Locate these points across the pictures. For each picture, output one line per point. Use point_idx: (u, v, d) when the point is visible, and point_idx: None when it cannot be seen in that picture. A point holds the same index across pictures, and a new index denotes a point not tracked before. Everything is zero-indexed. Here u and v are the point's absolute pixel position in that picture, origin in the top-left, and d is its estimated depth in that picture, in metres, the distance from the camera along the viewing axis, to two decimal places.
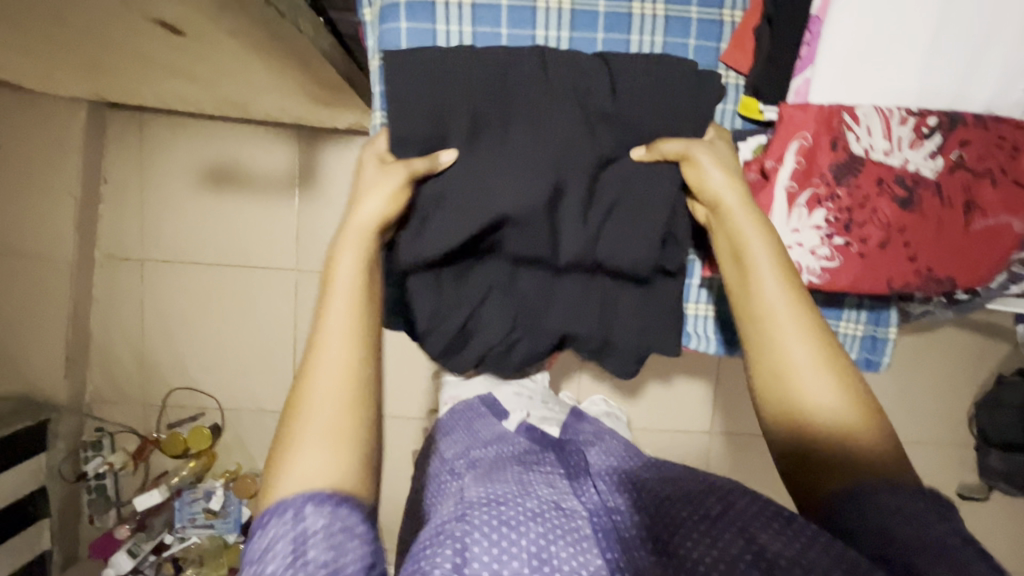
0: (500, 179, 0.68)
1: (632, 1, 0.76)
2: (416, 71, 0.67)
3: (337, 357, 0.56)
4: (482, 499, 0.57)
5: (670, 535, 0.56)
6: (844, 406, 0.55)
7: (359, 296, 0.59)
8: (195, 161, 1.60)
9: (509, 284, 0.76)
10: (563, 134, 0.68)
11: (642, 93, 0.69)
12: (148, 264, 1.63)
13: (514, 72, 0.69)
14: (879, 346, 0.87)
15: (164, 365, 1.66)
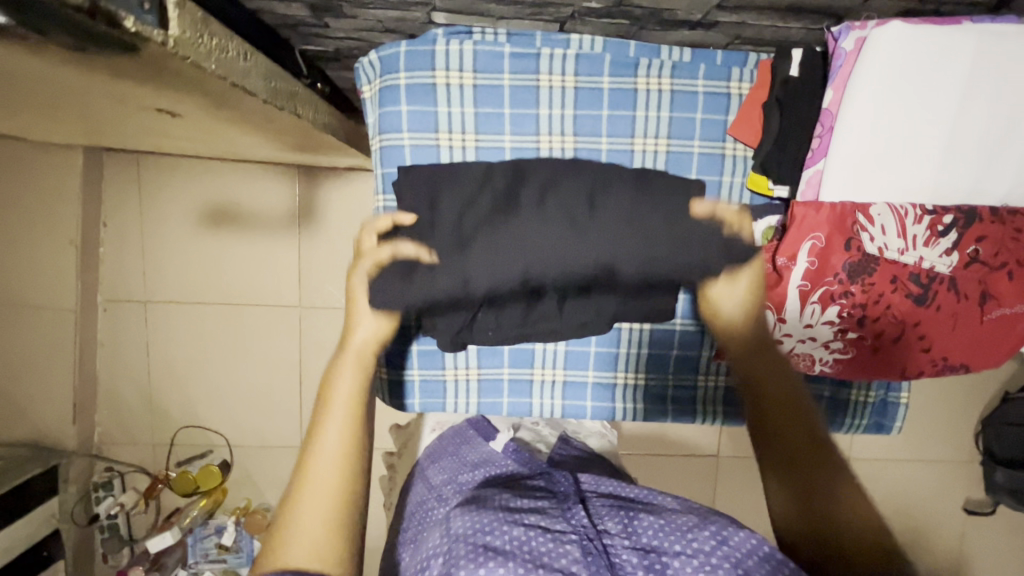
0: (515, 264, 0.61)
1: (637, 77, 0.75)
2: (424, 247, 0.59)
3: (333, 448, 0.51)
4: (471, 528, 0.55)
5: (661, 564, 0.52)
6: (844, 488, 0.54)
7: (355, 410, 0.53)
8: (195, 202, 1.60)
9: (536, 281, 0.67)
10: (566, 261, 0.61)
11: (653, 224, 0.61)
12: (152, 305, 1.63)
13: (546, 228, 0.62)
14: (892, 411, 0.86)
15: (171, 404, 1.67)
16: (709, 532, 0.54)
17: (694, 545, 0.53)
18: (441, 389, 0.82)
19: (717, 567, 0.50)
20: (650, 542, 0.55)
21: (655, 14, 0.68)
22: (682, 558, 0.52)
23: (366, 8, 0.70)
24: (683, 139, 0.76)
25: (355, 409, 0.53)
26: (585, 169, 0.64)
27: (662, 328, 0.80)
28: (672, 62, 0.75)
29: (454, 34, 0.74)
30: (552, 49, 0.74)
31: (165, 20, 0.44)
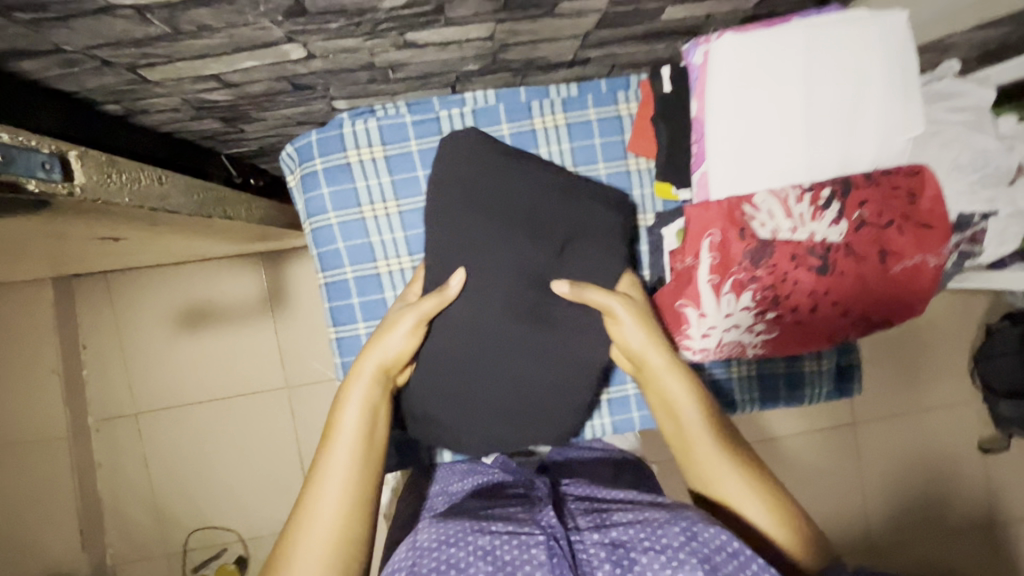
0: (514, 372, 0.72)
1: (533, 118, 0.81)
2: (458, 315, 0.71)
3: (313, 554, 0.55)
4: (436, 540, 0.57)
5: (627, 561, 0.55)
6: (772, 524, 0.59)
7: (362, 440, 0.61)
8: (168, 309, 1.63)
9: (517, 355, 0.72)
10: (558, 326, 0.72)
11: (589, 240, 0.75)
12: (143, 416, 1.64)
13: (529, 284, 0.72)
14: (850, 370, 0.89)
15: (178, 512, 1.66)
16: (677, 528, 0.54)
17: (662, 542, 0.54)
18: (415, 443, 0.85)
19: (684, 563, 0.52)
20: (619, 538, 0.57)
21: (530, 63, 0.74)
22: (650, 555, 0.54)
23: (271, 110, 0.75)
24: (589, 165, 0.82)
25: (359, 435, 0.61)
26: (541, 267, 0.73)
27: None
28: (562, 99, 0.81)
29: (359, 115, 0.80)
30: (450, 110, 0.80)
31: (70, 170, 0.49)
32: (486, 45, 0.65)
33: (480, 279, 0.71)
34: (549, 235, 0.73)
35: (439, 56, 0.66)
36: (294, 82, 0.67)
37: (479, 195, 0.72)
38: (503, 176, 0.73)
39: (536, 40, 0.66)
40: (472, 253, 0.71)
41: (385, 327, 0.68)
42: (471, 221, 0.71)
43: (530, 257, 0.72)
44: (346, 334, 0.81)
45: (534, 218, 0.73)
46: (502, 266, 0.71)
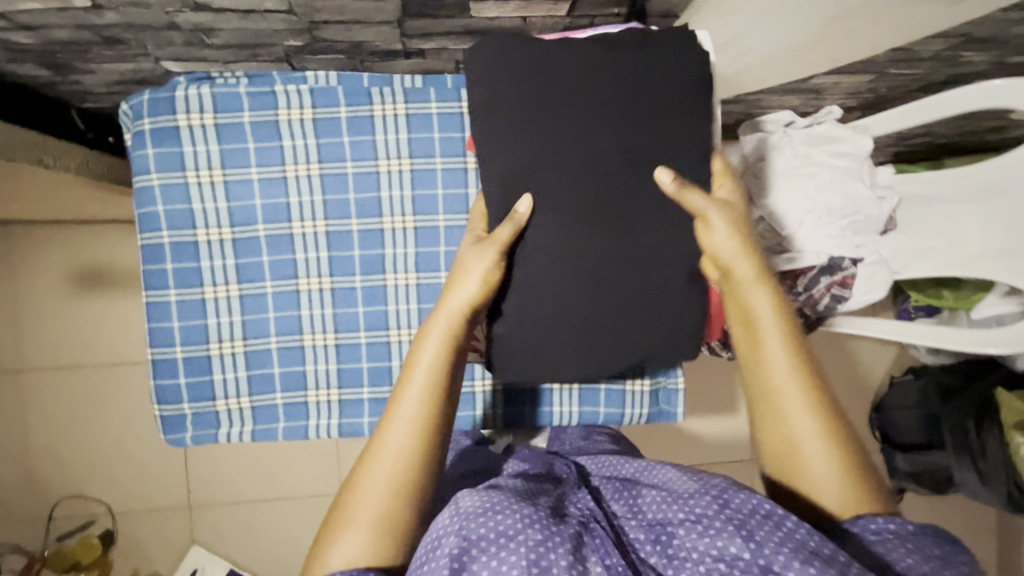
0: (584, 279, 0.67)
1: (372, 104, 0.80)
2: (559, 215, 0.65)
3: (375, 500, 0.58)
4: (479, 506, 0.58)
5: (667, 534, 0.58)
6: (833, 479, 0.60)
7: (433, 387, 0.61)
8: (62, 268, 1.58)
9: (592, 262, 0.66)
10: (655, 226, 0.67)
11: (669, 137, 0.66)
12: (22, 374, 1.58)
13: (604, 179, 0.65)
14: (671, 394, 0.90)
15: (46, 477, 1.60)
16: (711, 497, 0.58)
17: (697, 513, 0.57)
18: (213, 421, 0.81)
19: (721, 532, 0.55)
20: (654, 516, 0.60)
21: (359, 46, 0.73)
22: (685, 525, 0.57)
23: (95, 62, 0.74)
24: (425, 158, 0.82)
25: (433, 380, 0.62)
26: (610, 164, 0.65)
27: (424, 279, 0.83)
28: (405, 89, 0.81)
29: (195, 79, 0.79)
30: (288, 86, 0.79)
31: None
32: (293, 20, 0.65)
33: (552, 209, 0.65)
34: (607, 164, 0.65)
35: (247, 24, 0.66)
36: (100, 33, 0.66)
37: (547, 115, 0.64)
38: (576, 69, 0.64)
39: (347, 21, 0.66)
40: (542, 180, 0.65)
41: (460, 268, 0.65)
42: (531, 147, 0.64)
43: (610, 150, 0.65)
44: (155, 298, 0.79)
45: (590, 147, 0.65)
46: (575, 164, 0.65)
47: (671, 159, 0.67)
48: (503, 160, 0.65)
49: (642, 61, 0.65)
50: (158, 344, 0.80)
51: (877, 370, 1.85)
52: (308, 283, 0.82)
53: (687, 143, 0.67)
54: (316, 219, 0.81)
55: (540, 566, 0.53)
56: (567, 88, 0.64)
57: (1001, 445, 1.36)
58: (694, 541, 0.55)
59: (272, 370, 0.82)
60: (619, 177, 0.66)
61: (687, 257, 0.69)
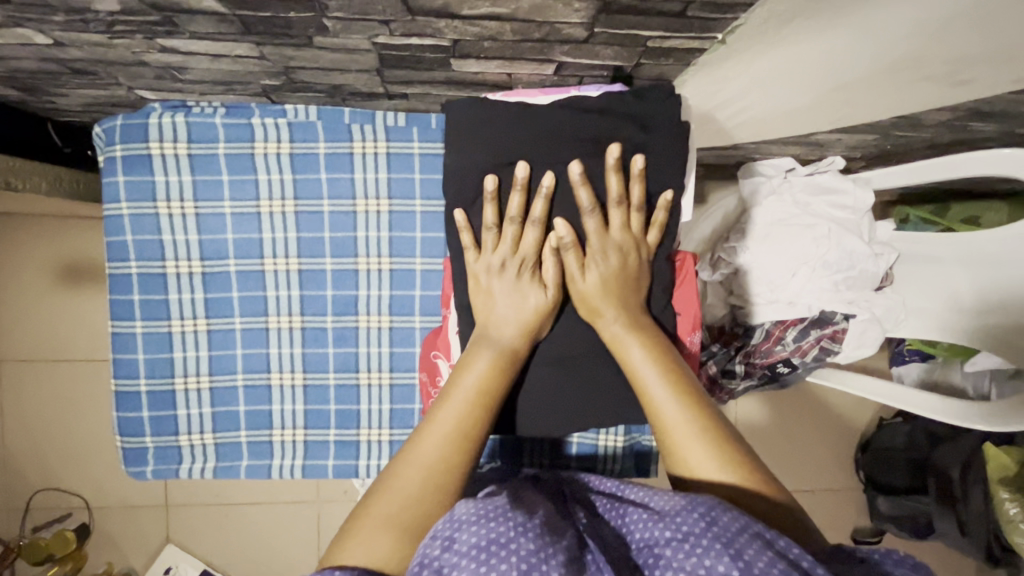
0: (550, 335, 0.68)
1: (352, 141, 0.78)
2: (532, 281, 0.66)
3: (397, 499, 0.53)
4: (470, 513, 0.49)
5: (654, 557, 0.48)
6: (717, 465, 0.54)
7: (477, 403, 0.60)
8: (45, 262, 1.56)
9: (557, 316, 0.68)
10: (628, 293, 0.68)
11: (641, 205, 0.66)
12: (4, 365, 1.58)
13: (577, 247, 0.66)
14: (644, 449, 0.88)
15: (25, 468, 1.61)
16: (698, 514, 0.48)
17: (685, 529, 0.47)
18: (176, 455, 0.80)
19: (710, 552, 0.45)
20: (642, 537, 0.51)
21: (337, 88, 0.71)
22: (673, 544, 0.47)
23: (66, 87, 0.72)
24: (404, 200, 0.79)
25: (477, 398, 0.60)
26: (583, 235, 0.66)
27: (397, 323, 0.81)
28: (387, 128, 0.79)
29: (171, 108, 0.76)
30: (267, 119, 0.77)
31: None
32: (266, 64, 0.63)
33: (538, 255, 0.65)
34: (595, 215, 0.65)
35: (220, 66, 0.63)
36: (67, 65, 0.64)
37: (537, 168, 0.64)
38: (552, 138, 0.64)
39: (322, 67, 0.63)
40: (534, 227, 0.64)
41: (502, 287, 0.65)
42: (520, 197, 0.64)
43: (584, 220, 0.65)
44: (120, 329, 0.78)
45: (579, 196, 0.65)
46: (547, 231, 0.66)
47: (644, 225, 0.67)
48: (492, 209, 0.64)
49: (625, 128, 0.64)
50: (123, 376, 0.79)
51: (868, 409, 1.82)
52: (278, 321, 0.80)
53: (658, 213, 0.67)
54: (289, 257, 0.79)
55: None
56: (560, 142, 0.64)
57: (985, 502, 1.34)
58: (680, 562, 0.46)
59: (237, 408, 0.80)
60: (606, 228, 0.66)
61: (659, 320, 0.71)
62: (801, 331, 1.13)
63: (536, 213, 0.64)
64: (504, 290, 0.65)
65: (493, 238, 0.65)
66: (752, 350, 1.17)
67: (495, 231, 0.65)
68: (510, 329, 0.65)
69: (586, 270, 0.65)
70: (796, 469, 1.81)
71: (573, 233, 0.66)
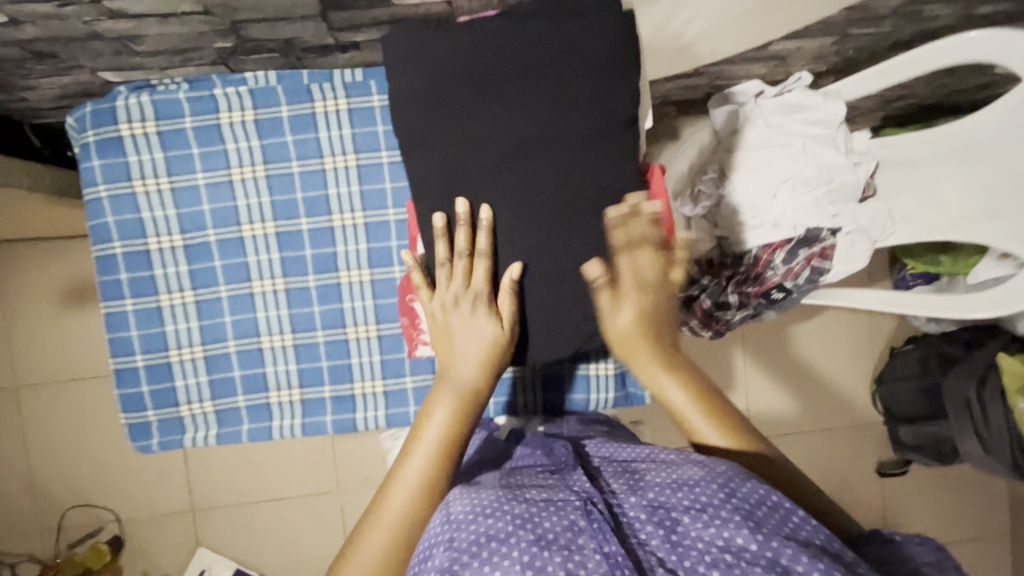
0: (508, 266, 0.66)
1: (314, 101, 0.80)
2: (479, 206, 0.64)
3: (370, 555, 0.61)
4: (469, 513, 0.55)
5: (671, 521, 0.53)
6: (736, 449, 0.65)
7: (440, 453, 0.66)
8: (51, 286, 1.61)
9: (512, 243, 0.66)
10: (583, 203, 0.64)
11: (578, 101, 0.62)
12: (22, 390, 1.63)
13: (521, 161, 0.63)
14: (636, 377, 0.88)
15: (54, 488, 1.65)
16: (716, 486, 0.54)
17: (703, 501, 0.53)
18: (179, 426, 0.82)
19: (727, 523, 0.51)
20: (658, 500, 0.56)
21: (289, 44, 0.73)
22: (691, 514, 0.53)
23: (33, 78, 0.74)
24: (370, 152, 0.81)
25: (440, 448, 0.66)
26: (524, 146, 0.63)
27: (378, 275, 0.82)
28: (345, 84, 0.80)
29: (135, 89, 0.79)
30: (228, 88, 0.79)
31: None
32: (213, 21, 0.65)
33: (489, 186, 0.64)
34: (544, 135, 0.62)
35: (169, 30, 0.66)
36: (28, 49, 0.67)
37: (479, 94, 0.62)
38: (474, 46, 0.61)
39: (268, 18, 0.65)
40: (480, 158, 0.63)
41: (454, 332, 0.69)
42: (461, 130, 0.62)
43: (521, 131, 0.63)
44: (113, 309, 0.80)
45: (526, 117, 0.62)
46: (486, 152, 0.63)
47: (587, 126, 0.63)
48: (439, 144, 0.63)
49: (548, 24, 0.61)
50: (120, 355, 0.81)
51: (878, 341, 1.80)
52: (261, 284, 0.81)
53: (601, 107, 0.62)
54: (265, 221, 0.81)
55: (534, 567, 0.50)
56: (484, 52, 0.61)
57: (1006, 409, 1.32)
58: (700, 531, 0.52)
59: (232, 373, 0.82)
60: (558, 148, 0.63)
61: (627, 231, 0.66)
62: (790, 253, 1.13)
63: (481, 245, 0.65)
64: (460, 325, 0.68)
65: (445, 275, 0.68)
66: (743, 278, 1.16)
67: (454, 260, 0.67)
68: (472, 368, 0.69)
69: (620, 306, 0.68)
70: (812, 410, 1.79)
71: (514, 150, 0.63)
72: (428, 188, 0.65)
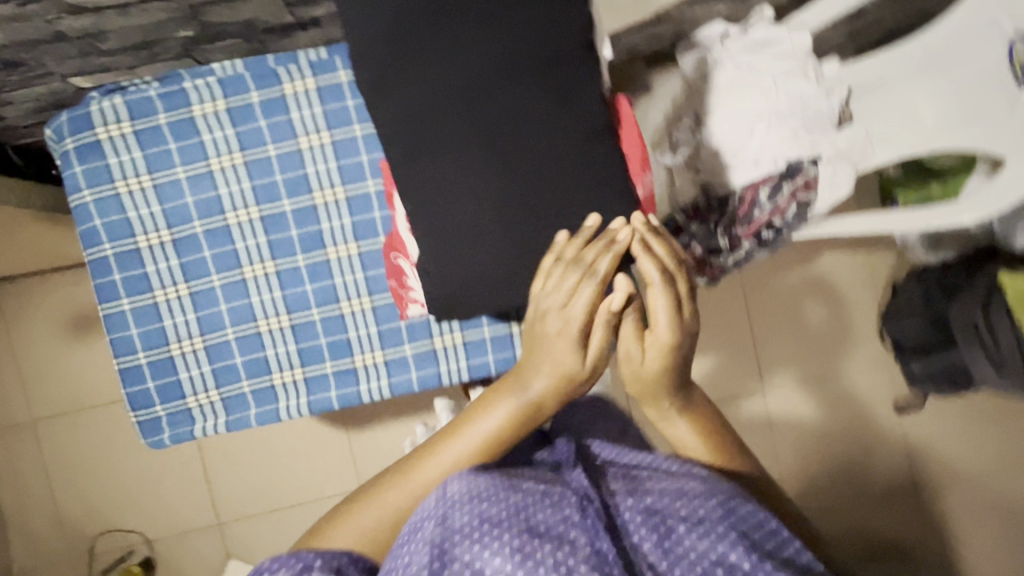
0: (483, 205, 0.65)
1: (282, 83, 0.81)
2: (448, 148, 0.64)
3: (386, 510, 0.68)
4: (467, 494, 0.59)
5: (666, 526, 0.57)
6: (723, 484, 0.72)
7: (484, 445, 0.69)
8: (56, 316, 1.63)
9: (486, 181, 0.64)
10: (551, 129, 0.64)
11: (533, 28, 0.62)
12: (40, 422, 1.65)
13: (482, 97, 0.63)
14: None
15: (80, 517, 1.67)
16: (719, 503, 0.58)
17: (701, 514, 0.57)
18: (189, 417, 0.84)
19: (721, 535, 0.55)
20: (655, 505, 0.60)
21: (251, 26, 0.74)
22: (689, 523, 0.57)
23: (7, 91, 0.76)
24: (343, 127, 0.82)
25: (484, 441, 0.69)
26: (483, 80, 0.63)
27: (365, 247, 0.83)
28: (311, 63, 0.81)
29: (108, 92, 0.80)
30: (198, 81, 0.81)
31: None
32: (172, 8, 0.66)
33: (452, 125, 0.64)
34: (502, 67, 0.63)
35: (131, 22, 0.67)
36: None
37: (433, 36, 0.63)
38: None
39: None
40: (441, 98, 0.63)
41: (543, 350, 0.68)
42: (418, 76, 0.63)
43: (479, 65, 0.63)
44: (110, 308, 0.82)
45: (479, 54, 0.62)
46: (447, 91, 0.63)
47: (544, 52, 0.63)
48: (398, 92, 0.64)
49: None
50: (123, 353, 0.83)
51: (880, 279, 1.80)
52: (252, 269, 0.83)
53: (554, 31, 0.63)
54: (248, 207, 0.82)
55: (523, 552, 0.53)
56: None
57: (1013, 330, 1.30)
58: (694, 541, 0.56)
59: (234, 360, 0.83)
60: (515, 80, 0.63)
61: (599, 154, 0.65)
62: (775, 189, 1.13)
63: (601, 266, 0.63)
64: (554, 339, 0.67)
65: (559, 272, 0.65)
66: (732, 218, 1.16)
67: (566, 266, 0.64)
68: (543, 383, 0.69)
69: (641, 356, 0.70)
70: (821, 355, 1.79)
71: (475, 85, 0.63)
72: (395, 136, 0.65)
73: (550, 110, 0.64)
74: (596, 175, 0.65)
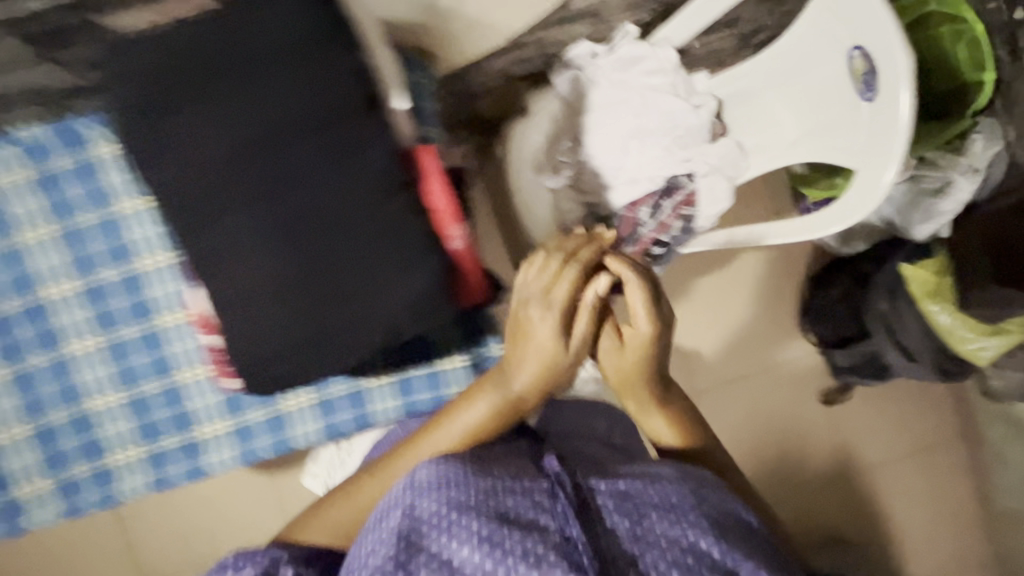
0: (272, 274, 0.61)
1: None
2: (225, 219, 0.61)
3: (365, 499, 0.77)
4: (436, 480, 0.62)
5: (639, 510, 0.61)
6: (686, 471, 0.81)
7: (472, 435, 0.75)
8: None
9: (273, 248, 0.61)
10: (335, 188, 0.61)
11: (296, 87, 0.61)
12: None
13: (255, 162, 0.60)
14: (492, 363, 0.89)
15: None
16: (685, 491, 0.63)
17: (672, 500, 0.62)
18: None
19: (693, 524, 0.59)
20: (628, 489, 0.63)
21: None
22: (660, 507, 0.61)
23: None
24: None
25: (470, 433, 0.75)
26: (251, 144, 0.60)
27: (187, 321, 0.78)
28: None
29: None
30: None
31: None
32: None
33: (226, 195, 0.60)
34: (270, 129, 0.60)
35: None
36: None
37: (190, 106, 0.60)
38: (178, 63, 0.60)
39: None
40: (210, 169, 0.60)
41: (523, 345, 0.73)
42: (182, 149, 0.60)
43: (244, 130, 0.60)
44: None
45: (241, 114, 0.60)
46: (215, 161, 0.60)
47: (314, 109, 0.61)
48: (163, 169, 0.60)
49: (244, 24, 0.61)
50: None
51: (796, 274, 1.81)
52: None
53: (320, 87, 0.61)
54: None
55: (491, 539, 0.56)
56: (188, 66, 0.60)
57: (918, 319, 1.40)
58: (665, 527, 0.59)
59: None
60: (286, 141, 0.61)
61: (392, 205, 0.63)
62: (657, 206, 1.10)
63: (583, 256, 0.73)
64: (537, 331, 0.72)
65: (537, 267, 0.73)
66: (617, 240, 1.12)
67: (549, 254, 0.73)
68: (525, 374, 0.74)
69: (622, 351, 0.77)
70: (754, 358, 1.77)
71: (244, 151, 0.60)
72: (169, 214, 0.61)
73: (331, 167, 0.61)
74: (392, 228, 0.63)
